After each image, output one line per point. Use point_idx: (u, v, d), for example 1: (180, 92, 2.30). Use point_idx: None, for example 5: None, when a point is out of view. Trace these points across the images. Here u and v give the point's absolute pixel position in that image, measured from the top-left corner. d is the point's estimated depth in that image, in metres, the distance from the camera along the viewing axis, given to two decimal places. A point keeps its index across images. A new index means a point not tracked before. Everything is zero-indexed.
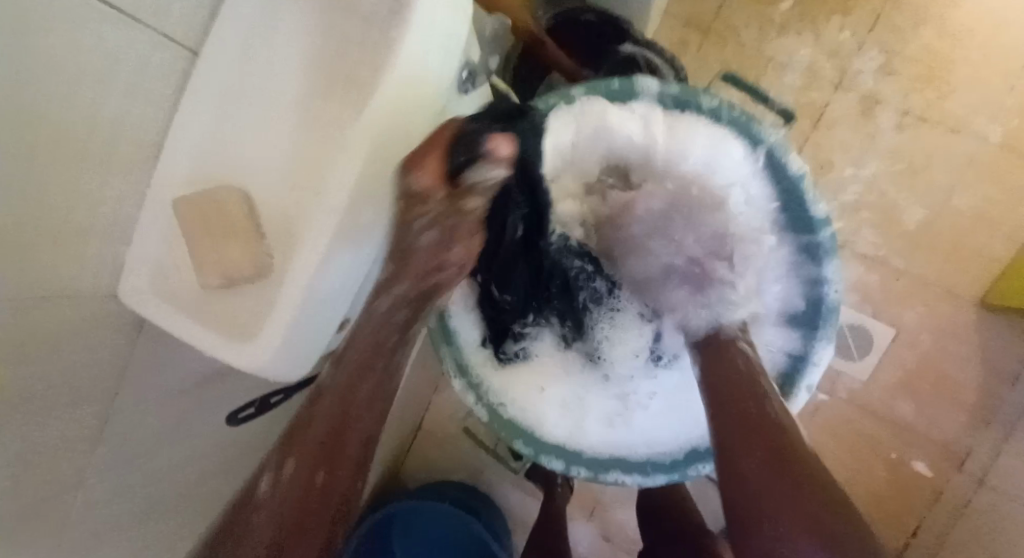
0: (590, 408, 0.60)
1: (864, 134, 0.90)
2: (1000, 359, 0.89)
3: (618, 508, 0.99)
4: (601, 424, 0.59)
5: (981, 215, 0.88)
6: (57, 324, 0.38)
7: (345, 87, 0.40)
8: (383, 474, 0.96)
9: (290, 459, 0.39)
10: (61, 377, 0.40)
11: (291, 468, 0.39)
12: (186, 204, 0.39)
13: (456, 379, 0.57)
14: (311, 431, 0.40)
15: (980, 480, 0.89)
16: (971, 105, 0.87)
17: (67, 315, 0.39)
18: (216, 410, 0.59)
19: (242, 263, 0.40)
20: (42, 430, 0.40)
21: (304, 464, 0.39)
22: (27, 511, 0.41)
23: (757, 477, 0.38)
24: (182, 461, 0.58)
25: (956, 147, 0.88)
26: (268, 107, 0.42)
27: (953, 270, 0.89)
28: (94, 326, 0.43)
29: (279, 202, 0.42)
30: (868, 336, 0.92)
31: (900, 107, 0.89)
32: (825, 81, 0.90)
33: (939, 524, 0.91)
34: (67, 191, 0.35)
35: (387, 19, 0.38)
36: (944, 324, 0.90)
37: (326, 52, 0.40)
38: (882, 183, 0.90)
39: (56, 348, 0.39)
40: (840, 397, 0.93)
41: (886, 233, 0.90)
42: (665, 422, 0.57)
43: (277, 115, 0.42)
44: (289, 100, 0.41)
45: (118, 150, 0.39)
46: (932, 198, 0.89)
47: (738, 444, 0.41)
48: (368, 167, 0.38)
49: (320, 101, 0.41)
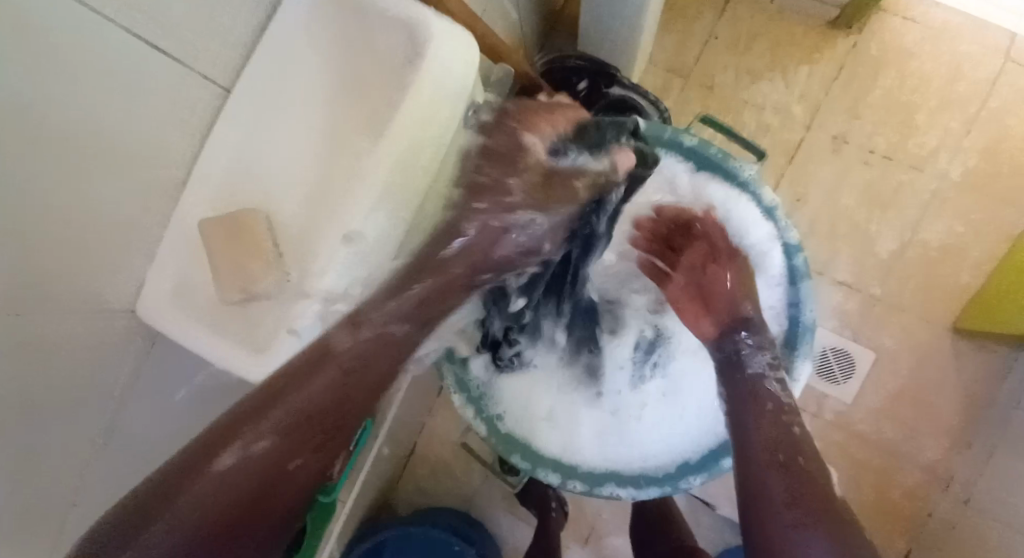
0: (581, 420, 0.65)
1: (837, 169, 0.96)
2: (972, 383, 0.93)
3: (611, 533, 0.99)
4: (592, 437, 0.63)
5: (948, 245, 0.94)
6: (51, 334, 0.39)
7: (365, 113, 0.45)
8: (374, 500, 0.95)
9: (247, 451, 0.44)
10: (51, 390, 0.40)
11: (242, 458, 0.44)
12: (217, 225, 0.44)
13: (455, 394, 0.61)
14: (266, 427, 0.45)
15: (965, 502, 0.91)
16: (931, 144, 0.94)
17: (62, 326, 0.40)
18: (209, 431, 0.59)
19: (261, 282, 0.44)
20: (30, 443, 0.40)
21: (266, 454, 0.45)
22: None
23: (778, 488, 0.45)
24: None
25: (921, 183, 0.94)
26: (300, 133, 0.47)
27: (925, 297, 0.94)
28: (91, 342, 0.43)
29: (297, 221, 0.47)
30: (849, 360, 0.95)
31: (867, 146, 0.96)
32: (797, 121, 0.97)
33: (928, 547, 0.92)
34: (60, 200, 0.36)
35: (402, 63, 0.44)
36: (918, 349, 0.94)
37: (349, 83, 0.46)
38: (855, 216, 0.96)
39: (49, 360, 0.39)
40: (826, 421, 0.96)
41: (861, 262, 0.95)
42: (654, 437, 0.62)
43: (306, 141, 0.47)
44: (317, 129, 0.47)
45: (122, 165, 0.40)
46: (902, 230, 0.95)
47: (759, 457, 0.47)
48: (383, 191, 0.42)
49: (343, 127, 0.46)
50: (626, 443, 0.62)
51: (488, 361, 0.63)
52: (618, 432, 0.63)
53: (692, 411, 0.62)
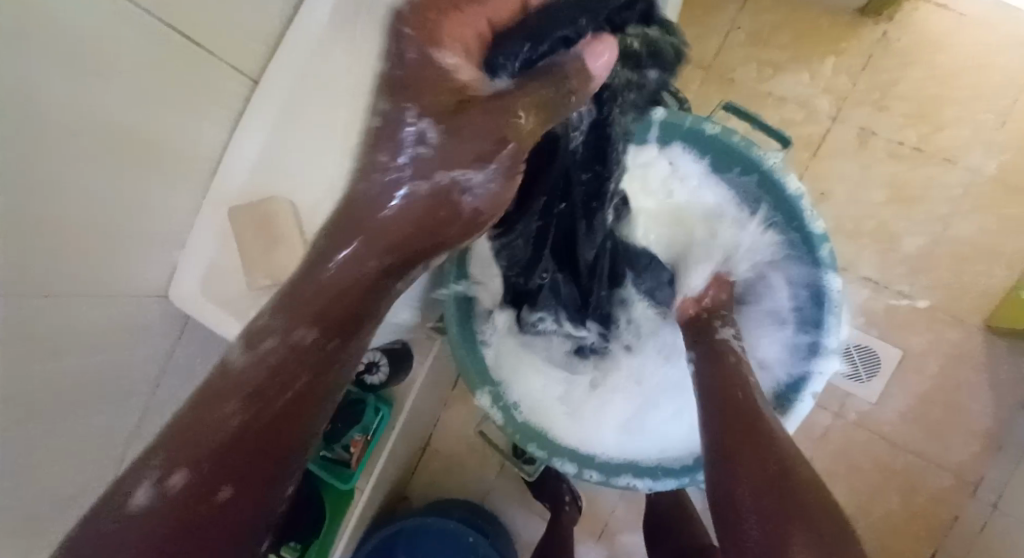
0: (595, 406, 0.66)
1: (862, 164, 0.94)
2: (1003, 384, 0.91)
3: (628, 528, 1.00)
4: (609, 425, 0.64)
5: (979, 243, 0.91)
6: (84, 324, 0.41)
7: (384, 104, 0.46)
8: (391, 488, 0.97)
9: (184, 467, 0.30)
10: (86, 376, 0.43)
11: (182, 477, 0.30)
12: (241, 213, 0.48)
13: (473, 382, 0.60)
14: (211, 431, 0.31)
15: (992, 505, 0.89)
16: (963, 139, 0.92)
17: (95, 316, 0.42)
18: None
19: (289, 266, 0.47)
20: (66, 426, 0.42)
21: (211, 470, 0.30)
22: (56, 504, 0.43)
23: (755, 488, 0.39)
24: None
25: (951, 178, 0.92)
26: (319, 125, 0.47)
27: (953, 296, 0.92)
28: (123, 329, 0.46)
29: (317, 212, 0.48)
30: (872, 359, 0.93)
31: (895, 141, 0.93)
32: (821, 115, 0.95)
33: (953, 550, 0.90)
34: (92, 196, 0.38)
35: None
36: (946, 348, 0.92)
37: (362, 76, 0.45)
38: (881, 212, 0.94)
39: (83, 348, 0.41)
40: (848, 420, 0.94)
41: (887, 259, 0.93)
42: (671, 420, 0.64)
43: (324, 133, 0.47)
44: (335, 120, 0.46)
45: (151, 159, 0.42)
46: (930, 226, 0.92)
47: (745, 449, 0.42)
48: None
49: (358, 115, 0.46)
50: (640, 433, 0.64)
51: (505, 345, 0.65)
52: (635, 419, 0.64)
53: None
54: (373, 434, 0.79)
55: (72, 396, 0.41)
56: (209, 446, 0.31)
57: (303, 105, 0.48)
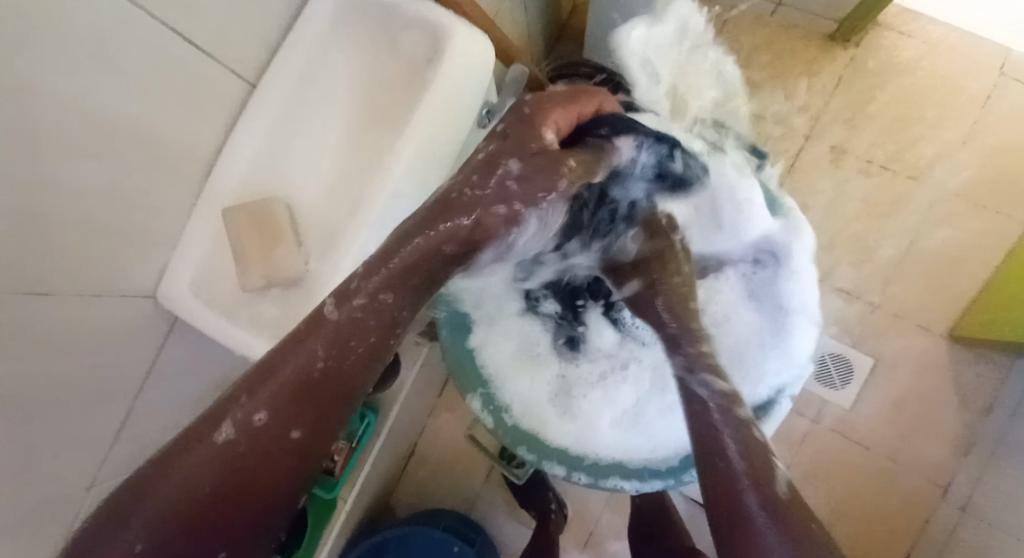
0: (597, 402, 0.64)
1: (836, 180, 0.98)
2: (970, 390, 0.94)
3: (612, 536, 1.00)
4: (611, 421, 0.63)
5: (945, 255, 0.96)
6: (70, 320, 0.40)
7: (383, 121, 0.49)
8: (376, 498, 0.96)
9: (261, 406, 0.36)
10: (71, 377, 0.42)
11: (262, 417, 0.36)
12: (237, 212, 0.47)
13: (468, 386, 0.63)
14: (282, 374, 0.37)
15: (962, 508, 0.92)
16: (928, 157, 0.96)
17: (81, 313, 0.41)
18: None
19: (286, 267, 0.48)
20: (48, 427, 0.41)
21: (278, 417, 0.36)
22: (36, 508, 0.42)
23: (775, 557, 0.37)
24: None
25: (919, 193, 0.96)
26: (323, 134, 0.50)
27: (922, 306, 0.96)
28: (112, 328, 0.45)
29: (319, 216, 0.50)
30: (848, 366, 0.96)
31: (866, 157, 0.98)
32: (797, 132, 0.99)
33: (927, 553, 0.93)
34: (86, 189, 0.37)
35: (424, 66, 0.47)
36: (916, 356, 0.96)
37: (372, 92, 0.49)
38: (853, 225, 0.98)
39: (68, 346, 0.40)
40: (825, 426, 0.97)
41: (859, 270, 0.97)
42: (670, 427, 0.61)
43: (328, 142, 0.50)
44: (339, 129, 0.50)
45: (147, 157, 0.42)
46: (900, 239, 0.96)
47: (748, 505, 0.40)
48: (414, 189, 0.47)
49: (364, 132, 0.49)
50: (643, 431, 0.62)
51: (499, 342, 0.64)
52: (639, 416, 0.63)
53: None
54: (358, 440, 0.78)
55: (56, 397, 0.40)
56: (286, 396, 0.37)
57: (306, 112, 0.50)
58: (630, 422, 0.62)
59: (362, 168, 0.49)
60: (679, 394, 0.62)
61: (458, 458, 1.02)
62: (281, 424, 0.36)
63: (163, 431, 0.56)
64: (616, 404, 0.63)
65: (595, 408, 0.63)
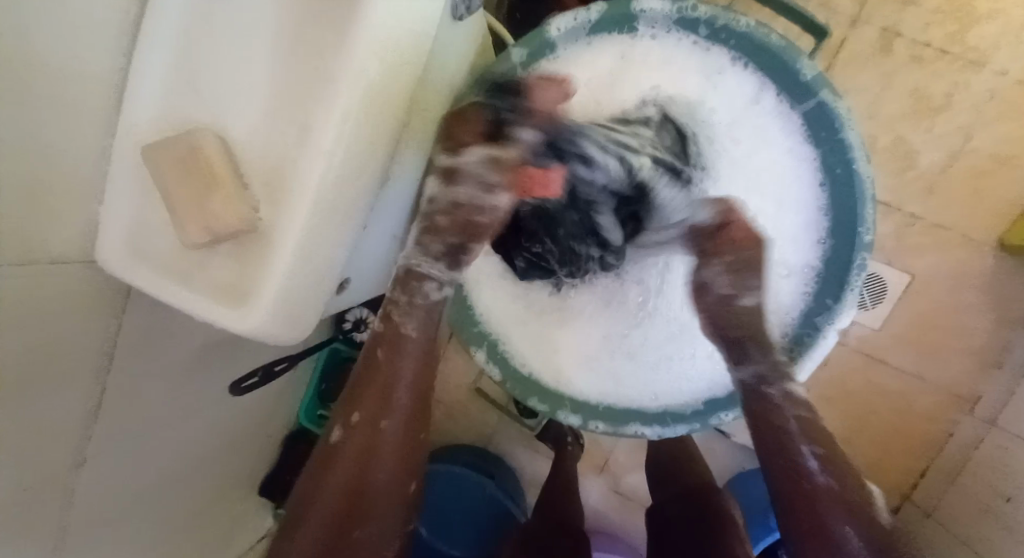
0: (588, 348, 0.58)
1: (883, 73, 0.82)
2: (1013, 301, 0.82)
3: (628, 470, 0.97)
4: (597, 363, 0.58)
5: (1004, 157, 0.80)
6: (32, 291, 0.34)
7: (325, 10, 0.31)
8: None
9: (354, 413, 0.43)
10: (30, 353, 0.36)
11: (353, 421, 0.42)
12: (158, 153, 0.32)
13: (478, 350, 0.57)
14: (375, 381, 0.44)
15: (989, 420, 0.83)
16: (994, 35, 0.78)
17: (36, 283, 0.35)
18: (174, 394, 0.55)
19: (225, 218, 0.32)
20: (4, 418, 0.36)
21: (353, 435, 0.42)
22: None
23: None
24: (143, 444, 0.53)
25: (975, 84, 0.79)
26: (250, 28, 0.33)
27: (961, 215, 0.82)
28: (70, 294, 0.38)
29: (263, 145, 0.33)
30: (878, 284, 0.86)
31: (919, 41, 0.80)
32: (840, 16, 0.82)
33: (949, 462, 0.85)
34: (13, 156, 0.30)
35: None
36: (957, 272, 0.84)
37: None
38: (895, 125, 0.83)
39: (27, 319, 0.35)
40: (848, 344, 0.89)
41: (898, 176, 0.84)
42: (676, 377, 0.56)
43: (256, 43, 0.33)
44: (271, 18, 0.32)
45: None
46: (949, 139, 0.81)
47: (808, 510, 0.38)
48: (373, 125, 0.32)
49: (303, 27, 0.32)
50: (635, 380, 0.57)
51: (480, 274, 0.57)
52: (608, 364, 0.57)
53: (704, 355, 0.55)
54: None
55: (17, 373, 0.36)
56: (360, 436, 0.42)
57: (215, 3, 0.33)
58: (602, 359, 0.58)
59: (314, 59, 0.32)
60: (658, 342, 0.57)
61: (473, 396, 0.97)
62: (375, 421, 0.42)
63: (152, 399, 0.52)
64: (612, 351, 0.57)
65: (573, 345, 0.58)
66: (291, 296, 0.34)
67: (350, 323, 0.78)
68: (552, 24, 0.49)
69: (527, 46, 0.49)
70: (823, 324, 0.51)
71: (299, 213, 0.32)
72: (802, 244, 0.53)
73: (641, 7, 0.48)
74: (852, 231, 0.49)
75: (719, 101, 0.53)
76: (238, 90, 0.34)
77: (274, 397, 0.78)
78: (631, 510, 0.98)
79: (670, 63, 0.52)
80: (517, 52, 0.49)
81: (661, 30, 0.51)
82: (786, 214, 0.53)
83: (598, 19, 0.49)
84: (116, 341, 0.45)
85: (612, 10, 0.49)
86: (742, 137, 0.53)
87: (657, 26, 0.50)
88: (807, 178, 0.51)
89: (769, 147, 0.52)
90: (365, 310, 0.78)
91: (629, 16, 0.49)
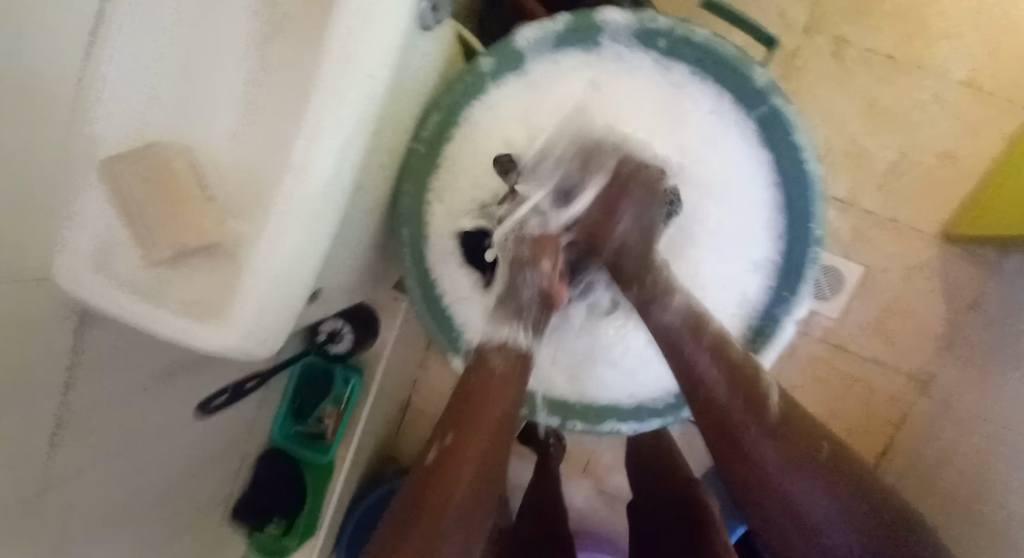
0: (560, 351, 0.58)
1: (836, 79, 0.86)
2: (963, 289, 0.87)
3: (611, 468, 0.99)
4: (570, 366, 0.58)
5: (948, 155, 0.85)
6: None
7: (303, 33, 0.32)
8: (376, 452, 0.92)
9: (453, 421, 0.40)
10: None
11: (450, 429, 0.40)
12: (123, 169, 0.31)
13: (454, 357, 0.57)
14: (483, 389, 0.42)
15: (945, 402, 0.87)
16: (936, 41, 0.83)
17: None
18: (145, 413, 0.53)
19: (196, 234, 0.31)
20: None
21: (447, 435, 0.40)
22: None
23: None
24: (113, 468, 0.51)
25: (921, 87, 0.84)
26: (223, 47, 0.33)
27: (913, 210, 0.87)
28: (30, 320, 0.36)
29: (233, 160, 0.33)
30: (839, 278, 0.90)
31: (868, 47, 0.84)
32: (795, 25, 0.85)
33: (912, 445, 0.89)
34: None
35: None
36: (911, 263, 0.88)
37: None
38: (850, 127, 0.87)
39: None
40: (815, 336, 0.92)
41: (854, 175, 0.88)
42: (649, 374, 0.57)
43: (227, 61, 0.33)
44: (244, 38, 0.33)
45: None
46: (899, 139, 0.86)
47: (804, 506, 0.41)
48: (351, 140, 0.32)
49: (277, 45, 0.32)
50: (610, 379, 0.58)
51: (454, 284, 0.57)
52: (583, 367, 0.58)
53: None
54: (345, 404, 0.79)
55: None
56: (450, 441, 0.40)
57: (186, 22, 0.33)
58: (576, 363, 0.58)
59: (284, 78, 0.32)
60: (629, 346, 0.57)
61: None
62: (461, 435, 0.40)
63: (120, 420, 0.50)
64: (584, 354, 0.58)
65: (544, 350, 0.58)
66: (268, 310, 0.33)
67: (324, 335, 0.77)
68: (519, 36, 0.50)
69: (497, 58, 0.51)
70: (782, 317, 0.54)
71: (276, 228, 0.32)
72: (762, 242, 0.54)
73: (605, 20, 0.50)
74: (804, 228, 0.51)
75: (679, 108, 0.53)
76: (208, 107, 0.33)
77: (247, 414, 0.75)
78: (614, 509, 0.99)
79: (636, 72, 0.53)
80: (487, 64, 0.51)
81: (623, 43, 0.51)
82: (745, 212, 0.54)
83: (563, 31, 0.51)
84: (82, 359, 0.43)
85: (578, 23, 0.50)
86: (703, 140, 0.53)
87: (620, 37, 0.51)
88: (764, 179, 0.52)
89: (727, 151, 0.53)
90: (340, 320, 0.76)
91: (593, 28, 0.50)
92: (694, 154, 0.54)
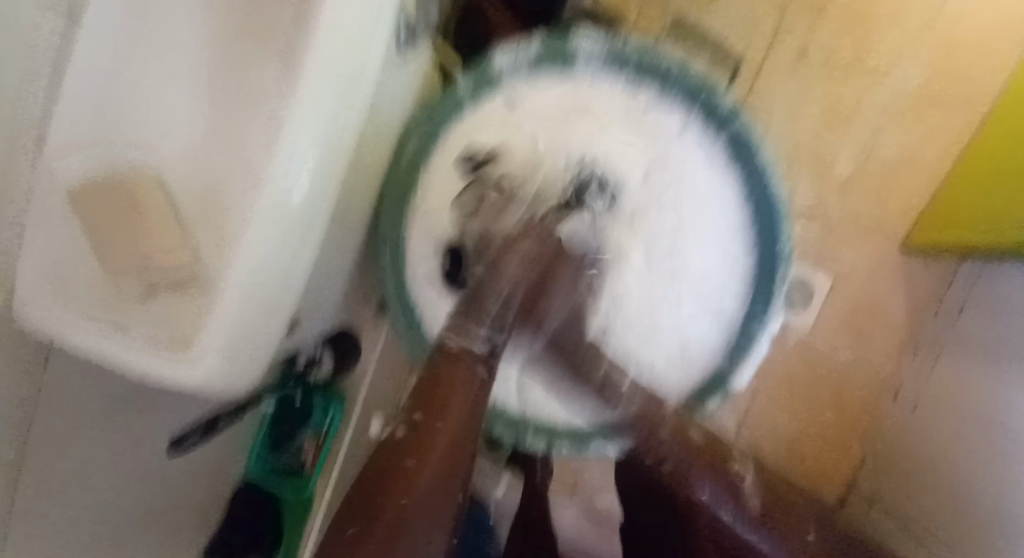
0: None
1: (795, 96, 0.90)
2: (928, 291, 0.89)
3: (598, 483, 0.98)
4: None
5: (906, 164, 0.88)
6: None
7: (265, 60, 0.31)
8: None
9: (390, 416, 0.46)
10: None
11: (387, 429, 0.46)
12: (87, 202, 0.31)
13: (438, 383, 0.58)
14: None
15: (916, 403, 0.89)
16: (889, 58, 0.86)
17: None
18: None
19: (164, 264, 0.31)
20: None
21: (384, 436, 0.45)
22: None
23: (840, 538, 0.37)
24: None
25: (876, 101, 0.88)
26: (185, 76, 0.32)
27: (876, 218, 0.90)
28: None
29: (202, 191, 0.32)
30: (809, 285, 0.92)
31: (824, 67, 0.88)
32: (754, 47, 0.89)
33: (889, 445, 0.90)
34: None
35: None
36: (878, 269, 0.91)
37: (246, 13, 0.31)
38: (812, 141, 0.90)
39: None
40: (789, 343, 0.94)
41: (818, 186, 0.91)
42: None
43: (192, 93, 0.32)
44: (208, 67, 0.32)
45: None
46: (858, 151, 0.89)
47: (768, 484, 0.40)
48: (323, 168, 0.32)
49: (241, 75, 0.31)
50: None
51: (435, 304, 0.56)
52: None
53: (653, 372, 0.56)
54: (324, 435, 0.77)
55: None
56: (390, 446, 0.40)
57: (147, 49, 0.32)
58: None
59: (249, 111, 0.31)
60: None
61: None
62: None
63: None
64: None
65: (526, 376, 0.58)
66: (239, 338, 0.33)
67: (304, 361, 0.75)
68: (495, 61, 0.52)
69: (474, 82, 0.52)
70: (756, 331, 0.55)
71: (241, 260, 0.31)
72: (736, 258, 0.54)
73: (577, 47, 0.51)
74: (774, 243, 0.52)
75: (649, 131, 0.53)
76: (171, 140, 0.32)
77: (219, 441, 0.73)
78: None
79: (608, 96, 0.53)
80: (465, 87, 0.52)
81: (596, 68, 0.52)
82: (717, 231, 0.54)
83: (537, 56, 0.52)
84: None
85: (552, 48, 0.51)
86: (674, 159, 0.54)
87: (593, 63, 0.52)
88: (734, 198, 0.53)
89: (698, 173, 0.53)
90: (320, 345, 0.75)
91: (566, 54, 0.51)
92: (667, 174, 0.54)
